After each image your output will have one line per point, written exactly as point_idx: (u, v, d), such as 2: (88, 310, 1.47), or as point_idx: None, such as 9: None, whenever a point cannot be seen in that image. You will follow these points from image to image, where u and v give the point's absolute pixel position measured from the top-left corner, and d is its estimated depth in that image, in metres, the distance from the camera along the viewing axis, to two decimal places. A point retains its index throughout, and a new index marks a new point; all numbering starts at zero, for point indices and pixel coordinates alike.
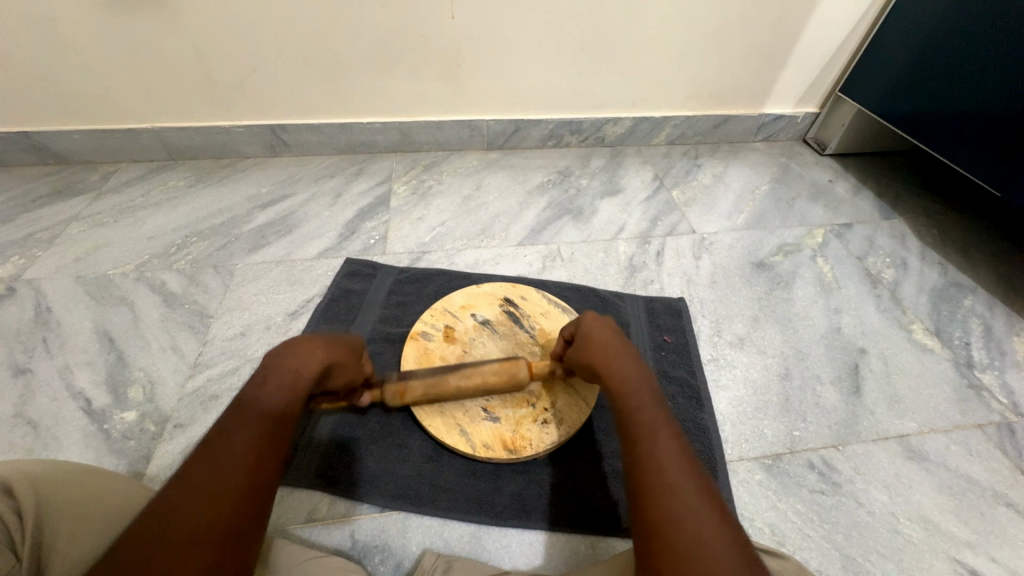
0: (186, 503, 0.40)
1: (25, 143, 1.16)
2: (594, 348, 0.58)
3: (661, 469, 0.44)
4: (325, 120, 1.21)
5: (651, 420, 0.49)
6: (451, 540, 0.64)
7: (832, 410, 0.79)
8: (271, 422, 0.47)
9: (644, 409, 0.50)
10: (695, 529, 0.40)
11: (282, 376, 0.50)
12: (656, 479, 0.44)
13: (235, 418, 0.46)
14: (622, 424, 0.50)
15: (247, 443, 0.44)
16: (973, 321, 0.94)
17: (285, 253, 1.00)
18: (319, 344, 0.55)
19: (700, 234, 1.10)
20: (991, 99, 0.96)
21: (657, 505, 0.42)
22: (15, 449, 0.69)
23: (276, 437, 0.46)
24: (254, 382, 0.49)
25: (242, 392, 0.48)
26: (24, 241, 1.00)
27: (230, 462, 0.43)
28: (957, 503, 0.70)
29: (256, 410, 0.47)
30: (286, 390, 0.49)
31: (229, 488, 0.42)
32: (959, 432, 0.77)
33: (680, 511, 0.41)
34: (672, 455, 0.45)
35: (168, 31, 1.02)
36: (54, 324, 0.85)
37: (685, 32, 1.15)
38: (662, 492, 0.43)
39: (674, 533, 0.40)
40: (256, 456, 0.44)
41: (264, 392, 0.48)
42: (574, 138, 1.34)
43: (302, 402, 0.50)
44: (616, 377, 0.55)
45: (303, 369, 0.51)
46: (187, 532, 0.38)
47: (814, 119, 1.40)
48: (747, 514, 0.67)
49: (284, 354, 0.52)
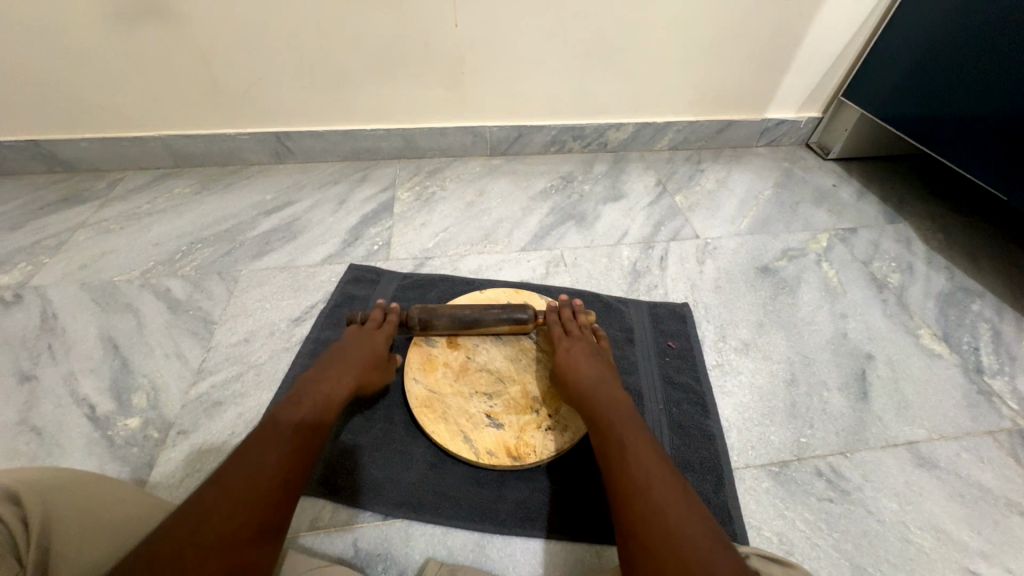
0: (220, 503, 0.41)
1: (34, 151, 1.17)
2: (570, 378, 0.63)
3: (638, 473, 0.47)
4: (330, 127, 1.22)
5: (629, 432, 0.53)
6: (455, 548, 0.63)
7: (840, 416, 0.78)
8: (301, 437, 0.49)
9: (621, 422, 0.54)
10: (670, 525, 0.42)
11: (314, 398, 0.54)
12: (634, 487, 0.47)
13: (267, 430, 0.49)
14: (601, 440, 0.54)
15: (279, 454, 0.46)
16: (981, 326, 0.93)
17: (290, 259, 1.00)
18: (347, 367, 0.60)
19: (704, 239, 1.09)
20: (999, 102, 0.95)
21: (635, 508, 0.45)
22: (20, 456, 0.69)
23: (306, 450, 0.49)
24: (286, 401, 0.53)
25: (274, 407, 0.52)
26: (30, 249, 1.01)
27: (262, 470, 0.44)
28: (968, 511, 0.69)
29: (288, 424, 0.50)
30: (315, 410, 0.53)
31: (260, 497, 0.43)
32: (969, 439, 0.76)
33: (656, 509, 0.44)
34: (650, 461, 0.49)
35: (173, 39, 1.03)
36: (59, 330, 0.85)
37: (688, 38, 1.15)
38: (640, 495, 0.45)
39: (652, 530, 0.42)
40: (286, 469, 0.46)
41: (295, 411, 0.52)
42: (576, 143, 1.34)
43: (330, 419, 0.54)
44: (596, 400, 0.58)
45: (333, 393, 0.56)
46: (220, 533, 0.39)
47: (817, 124, 1.39)
48: (754, 523, 0.66)
49: (316, 379, 0.57)
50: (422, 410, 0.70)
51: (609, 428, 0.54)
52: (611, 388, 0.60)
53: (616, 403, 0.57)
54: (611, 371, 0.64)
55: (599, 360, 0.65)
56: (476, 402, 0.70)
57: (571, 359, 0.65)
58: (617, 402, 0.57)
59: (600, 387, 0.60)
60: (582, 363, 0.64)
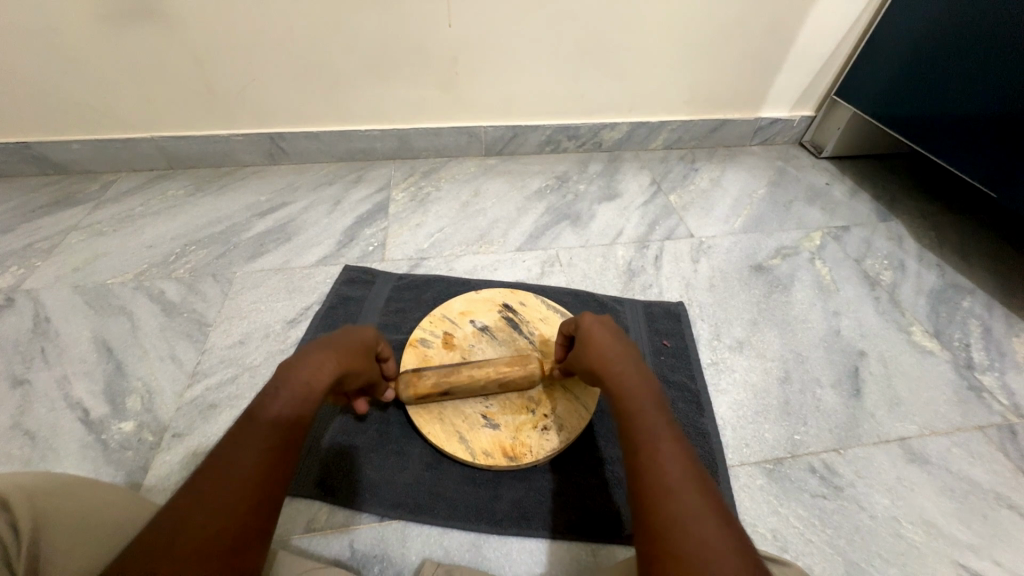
0: (198, 509, 0.41)
1: (25, 153, 1.16)
2: (593, 357, 0.60)
3: (662, 474, 0.46)
4: (324, 127, 1.22)
5: (654, 424, 0.51)
6: (451, 549, 0.63)
7: (833, 413, 0.79)
8: (281, 433, 0.47)
9: (648, 412, 0.52)
10: (694, 529, 0.41)
11: (295, 387, 0.51)
12: (658, 484, 0.45)
13: (245, 426, 0.47)
14: (625, 428, 0.52)
15: (256, 454, 0.45)
16: (972, 322, 0.94)
17: (285, 261, 1.00)
18: (333, 352, 0.56)
19: (698, 238, 1.10)
20: (989, 101, 0.96)
21: (657, 512, 0.43)
22: (13, 460, 0.69)
23: (287, 445, 0.47)
24: (265, 390, 0.50)
25: (253, 399, 0.49)
26: (22, 252, 1.00)
27: (239, 473, 0.43)
28: (958, 506, 0.69)
29: (265, 421, 0.47)
30: (296, 401, 0.50)
31: (238, 501, 0.42)
32: (960, 434, 0.77)
33: (678, 514, 0.42)
34: (675, 458, 0.47)
35: (165, 39, 1.02)
36: (53, 334, 0.85)
37: (682, 37, 1.16)
38: (662, 499, 0.44)
39: (676, 535, 0.41)
40: (265, 469, 0.45)
41: (274, 402, 0.49)
42: (571, 143, 1.34)
43: (313, 410, 0.52)
44: (620, 385, 0.56)
45: (316, 380, 0.53)
46: (194, 542, 0.38)
47: (810, 122, 1.40)
48: (748, 520, 0.67)
49: (298, 363, 0.53)
50: (419, 412, 0.70)
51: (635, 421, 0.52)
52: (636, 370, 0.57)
53: (642, 392, 0.55)
54: (635, 349, 0.60)
55: (622, 340, 0.61)
56: (473, 403, 0.70)
57: (592, 342, 0.60)
58: (642, 392, 0.55)
59: (624, 371, 0.57)
60: (606, 341, 0.60)
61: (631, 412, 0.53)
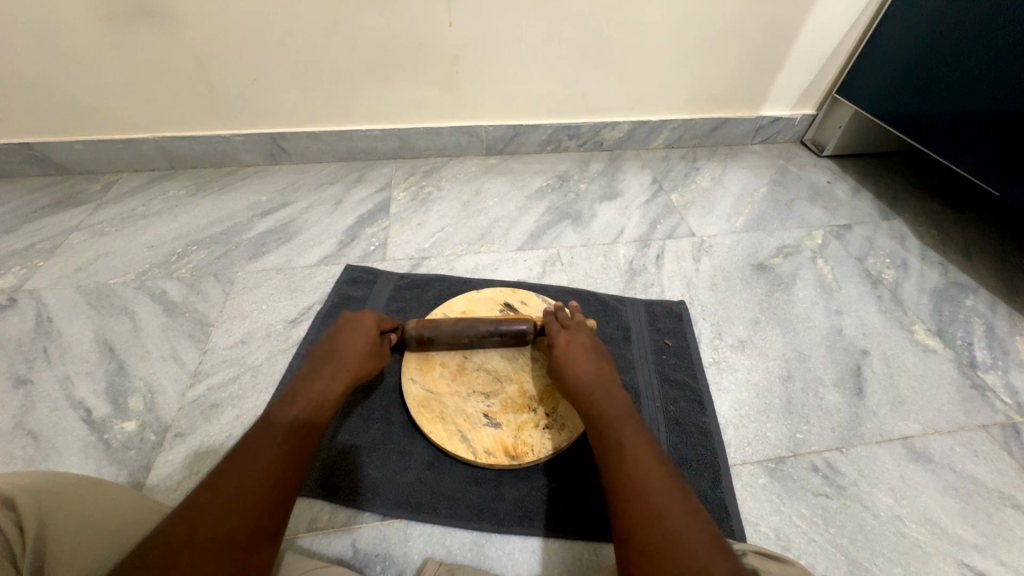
0: (214, 506, 0.41)
1: (27, 154, 1.17)
2: (567, 367, 0.62)
3: (634, 474, 0.46)
4: (325, 127, 1.22)
5: (626, 430, 0.52)
6: (453, 548, 0.63)
7: (835, 412, 0.78)
8: (296, 438, 0.49)
9: (619, 419, 0.53)
10: (668, 528, 0.41)
11: (310, 394, 0.53)
12: (631, 487, 0.46)
13: (262, 429, 0.48)
14: (599, 438, 0.53)
15: (273, 456, 0.46)
16: (975, 321, 0.94)
17: (286, 261, 1.00)
18: (344, 361, 0.59)
19: (700, 236, 1.10)
20: (992, 99, 0.95)
21: (632, 510, 0.44)
22: (16, 460, 0.69)
23: (301, 452, 0.49)
24: (281, 398, 0.52)
25: (270, 405, 0.51)
26: (24, 252, 1.00)
27: (255, 472, 0.44)
28: (962, 505, 0.69)
29: (282, 425, 0.49)
30: (311, 409, 0.52)
31: (253, 501, 0.43)
32: (963, 433, 0.77)
33: (652, 514, 0.43)
34: (647, 460, 0.48)
35: (167, 40, 1.02)
36: (55, 334, 0.85)
37: (683, 35, 1.15)
38: (635, 499, 0.44)
39: (651, 536, 0.41)
40: (279, 471, 0.46)
41: (290, 409, 0.51)
42: (572, 142, 1.34)
43: (324, 419, 0.53)
44: (592, 395, 0.57)
45: (329, 390, 0.55)
46: (212, 537, 0.39)
47: (812, 121, 1.40)
48: (751, 519, 0.66)
49: (312, 374, 0.56)
50: (420, 411, 0.69)
51: (606, 426, 0.53)
52: (609, 381, 0.59)
53: (613, 400, 0.56)
54: (608, 364, 0.63)
55: (595, 352, 0.64)
56: (474, 401, 0.70)
57: (568, 354, 0.63)
58: (612, 397, 0.56)
59: (596, 381, 0.59)
60: (577, 355, 0.63)
61: (604, 421, 0.54)
